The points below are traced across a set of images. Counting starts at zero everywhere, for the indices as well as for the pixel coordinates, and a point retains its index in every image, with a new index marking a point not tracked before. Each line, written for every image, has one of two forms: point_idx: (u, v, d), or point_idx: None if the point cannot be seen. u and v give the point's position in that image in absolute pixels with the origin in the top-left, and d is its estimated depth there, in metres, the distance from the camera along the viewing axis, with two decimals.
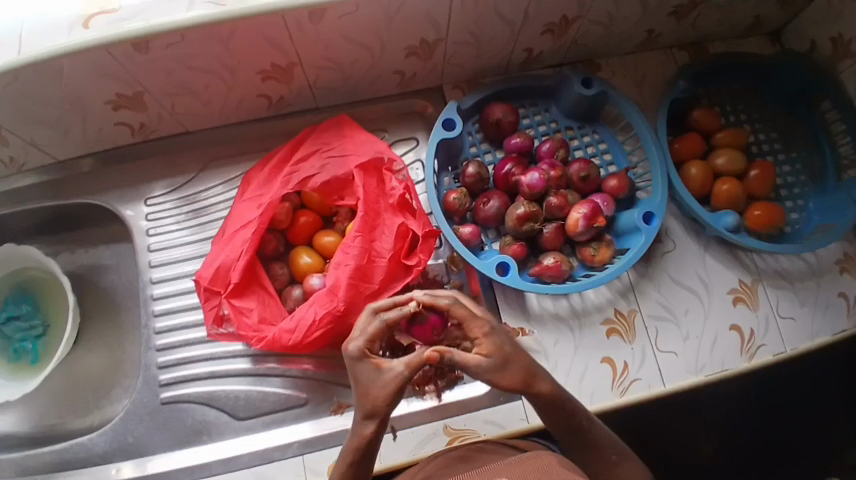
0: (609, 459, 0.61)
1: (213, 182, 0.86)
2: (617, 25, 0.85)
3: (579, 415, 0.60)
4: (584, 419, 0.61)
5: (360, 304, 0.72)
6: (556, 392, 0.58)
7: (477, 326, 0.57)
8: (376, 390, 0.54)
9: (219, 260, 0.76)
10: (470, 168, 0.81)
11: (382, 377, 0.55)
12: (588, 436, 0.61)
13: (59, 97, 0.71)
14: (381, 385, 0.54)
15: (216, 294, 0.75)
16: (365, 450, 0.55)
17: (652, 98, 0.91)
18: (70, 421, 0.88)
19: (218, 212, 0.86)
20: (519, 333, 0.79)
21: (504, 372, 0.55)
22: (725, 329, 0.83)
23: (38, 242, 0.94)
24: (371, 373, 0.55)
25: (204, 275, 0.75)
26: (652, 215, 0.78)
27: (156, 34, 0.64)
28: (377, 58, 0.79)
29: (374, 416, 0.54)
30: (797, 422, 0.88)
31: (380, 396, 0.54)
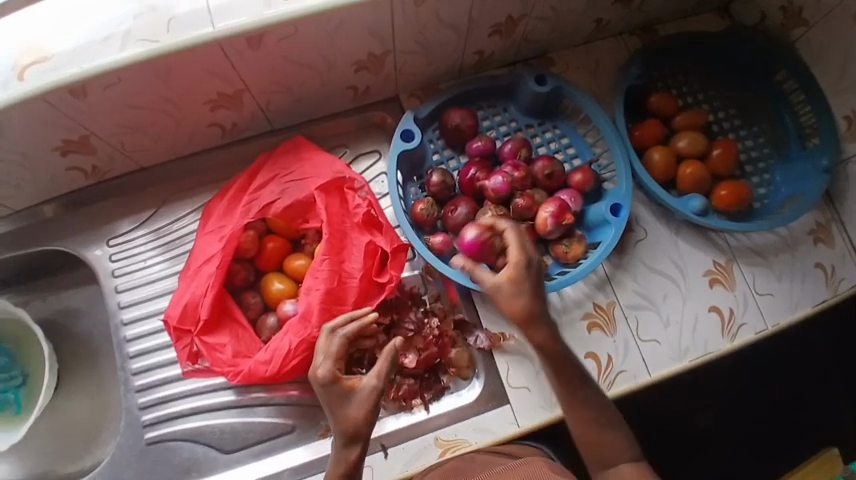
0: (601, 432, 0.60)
1: (181, 212, 0.84)
2: (565, 18, 0.84)
3: (571, 367, 0.62)
4: (576, 370, 0.62)
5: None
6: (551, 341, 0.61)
7: (513, 252, 0.62)
8: (353, 411, 0.57)
9: (186, 298, 0.74)
10: (434, 176, 0.80)
11: (357, 396, 0.58)
12: (578, 399, 0.62)
13: (2, 150, 0.70)
14: (358, 403, 0.58)
15: (187, 334, 0.75)
16: (350, 475, 0.57)
17: (608, 87, 0.90)
18: (58, 469, 0.87)
19: (189, 243, 0.84)
20: (500, 339, 0.78)
21: (508, 300, 0.61)
22: (704, 311, 0.83)
23: (4, 293, 0.92)
24: (343, 394, 0.58)
25: (173, 315, 0.74)
26: (619, 206, 0.78)
27: (93, 77, 0.63)
28: (325, 76, 0.78)
29: (354, 437, 0.57)
30: (778, 387, 0.93)
31: (357, 415, 0.57)
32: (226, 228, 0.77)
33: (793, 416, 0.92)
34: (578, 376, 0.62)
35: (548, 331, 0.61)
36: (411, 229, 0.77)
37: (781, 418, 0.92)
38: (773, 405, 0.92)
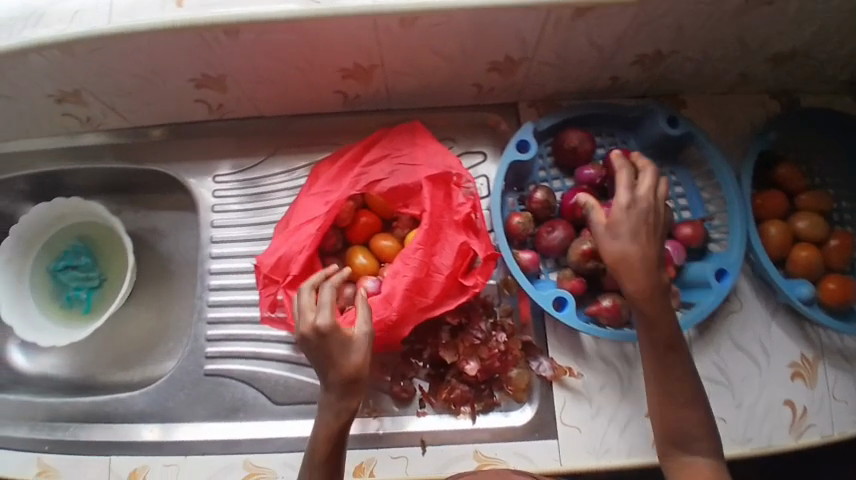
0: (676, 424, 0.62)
1: (277, 169, 0.87)
2: (711, 65, 0.80)
3: (658, 338, 0.63)
4: (673, 339, 0.63)
5: (413, 317, 0.74)
6: (647, 292, 0.62)
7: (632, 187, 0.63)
8: (352, 359, 0.60)
9: (282, 251, 0.77)
10: (539, 193, 0.80)
11: (354, 346, 0.61)
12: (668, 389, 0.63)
13: (144, 69, 0.72)
14: (354, 351, 0.61)
15: (275, 283, 0.77)
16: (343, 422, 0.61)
17: (735, 144, 0.87)
18: (111, 374, 0.91)
19: (278, 199, 0.87)
20: (565, 372, 0.78)
21: (608, 239, 0.63)
22: (778, 403, 0.80)
23: (101, 198, 0.96)
24: (340, 346, 0.60)
25: (266, 262, 0.77)
26: (725, 272, 0.78)
27: (249, 23, 0.64)
28: (458, 69, 0.78)
29: (350, 383, 0.61)
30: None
31: (355, 364, 0.60)
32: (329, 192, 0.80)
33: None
34: (674, 348, 0.63)
35: (650, 278, 0.62)
36: (504, 240, 0.78)
37: None
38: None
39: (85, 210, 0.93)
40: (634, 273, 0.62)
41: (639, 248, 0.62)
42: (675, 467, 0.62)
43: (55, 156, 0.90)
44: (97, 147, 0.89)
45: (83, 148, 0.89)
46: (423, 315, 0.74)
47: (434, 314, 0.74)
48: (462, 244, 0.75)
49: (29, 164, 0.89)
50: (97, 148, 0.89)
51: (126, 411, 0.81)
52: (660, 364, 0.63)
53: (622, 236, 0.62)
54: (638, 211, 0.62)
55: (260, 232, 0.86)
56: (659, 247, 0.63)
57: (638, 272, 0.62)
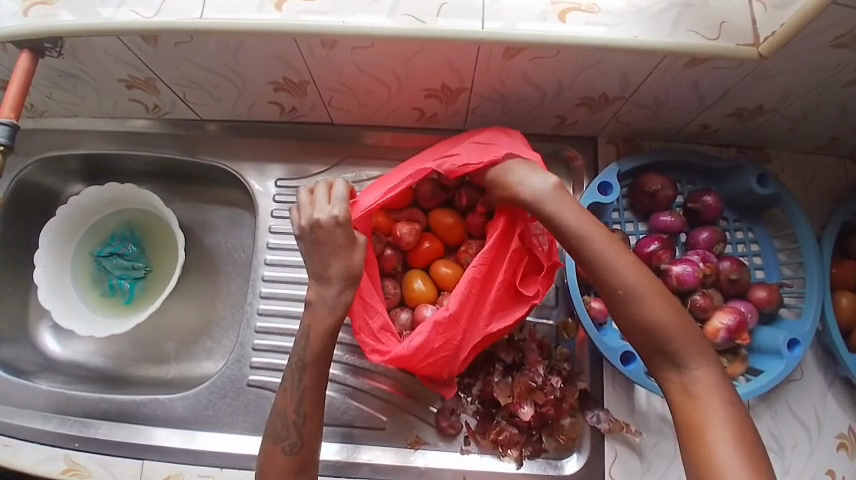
0: (655, 328, 0.57)
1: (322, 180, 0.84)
2: (810, 125, 0.76)
3: (615, 275, 0.59)
4: (621, 282, 0.59)
5: (475, 343, 0.70)
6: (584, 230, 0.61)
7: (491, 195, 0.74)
8: (356, 254, 0.65)
9: None
10: (614, 238, 0.76)
11: (361, 243, 0.66)
12: (629, 304, 0.58)
13: (228, 68, 0.70)
14: (359, 248, 0.65)
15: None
16: (337, 319, 0.64)
17: (815, 207, 0.83)
18: (146, 369, 0.88)
19: None
20: (623, 427, 0.73)
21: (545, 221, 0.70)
22: (820, 473, 0.78)
23: (152, 185, 0.93)
24: (348, 237, 0.65)
25: None
26: (797, 342, 0.72)
27: (349, 36, 0.61)
28: (546, 101, 0.74)
29: (349, 277, 0.64)
30: None
31: (349, 264, 0.64)
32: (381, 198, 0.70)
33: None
34: (634, 288, 0.58)
35: (576, 223, 0.62)
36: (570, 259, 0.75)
37: None
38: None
39: (136, 198, 0.90)
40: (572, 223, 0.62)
41: (555, 195, 0.63)
42: (674, 385, 0.57)
43: (112, 140, 0.86)
44: (158, 135, 0.86)
45: (142, 134, 0.86)
46: (486, 340, 0.70)
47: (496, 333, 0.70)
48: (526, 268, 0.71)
49: (84, 144, 0.86)
50: (157, 136, 0.86)
51: (164, 413, 0.79)
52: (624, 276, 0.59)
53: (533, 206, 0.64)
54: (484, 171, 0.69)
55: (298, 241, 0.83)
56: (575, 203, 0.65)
57: (558, 224, 0.62)
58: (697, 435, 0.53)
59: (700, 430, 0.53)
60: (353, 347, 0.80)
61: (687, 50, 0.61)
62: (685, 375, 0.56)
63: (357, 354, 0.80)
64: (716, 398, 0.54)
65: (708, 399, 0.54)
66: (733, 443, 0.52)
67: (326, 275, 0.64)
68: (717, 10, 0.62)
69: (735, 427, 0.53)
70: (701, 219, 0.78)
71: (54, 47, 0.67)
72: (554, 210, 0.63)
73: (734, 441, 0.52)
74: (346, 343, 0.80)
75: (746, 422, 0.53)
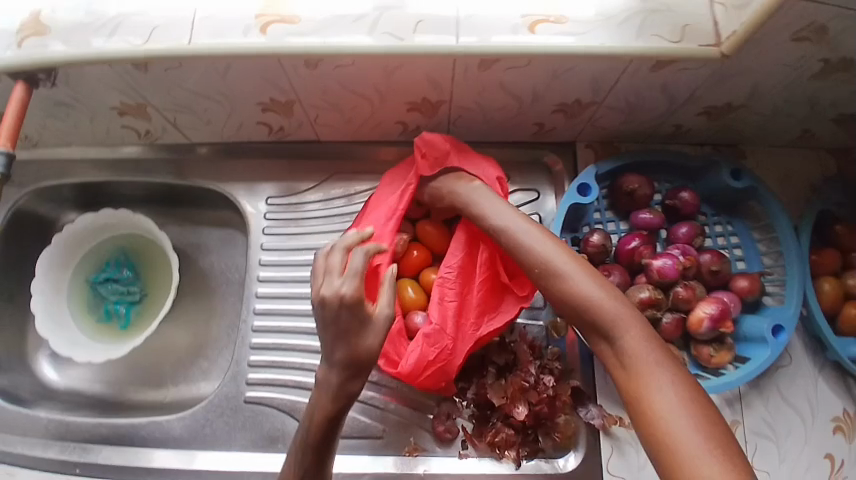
0: (580, 305, 0.63)
1: (315, 196, 0.86)
2: (777, 119, 0.80)
3: (534, 262, 0.67)
4: (539, 267, 0.67)
5: (466, 341, 0.72)
6: (503, 225, 0.70)
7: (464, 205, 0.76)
8: (366, 340, 0.62)
9: None
10: (596, 236, 0.78)
11: (372, 326, 0.63)
12: (553, 285, 0.65)
13: (217, 90, 0.73)
14: (371, 333, 0.62)
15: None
16: (342, 404, 0.62)
17: (790, 198, 0.86)
18: (145, 392, 0.89)
19: (313, 226, 0.85)
20: (614, 422, 0.75)
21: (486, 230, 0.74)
22: (819, 457, 0.79)
23: (145, 209, 0.95)
24: (359, 321, 0.62)
25: None
26: (780, 328, 0.74)
27: (331, 54, 0.64)
28: (524, 109, 0.78)
29: (357, 364, 0.62)
30: None
31: (362, 345, 0.62)
32: (377, 206, 0.79)
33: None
34: (557, 270, 0.65)
35: (500, 218, 0.71)
36: None
37: None
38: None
39: (130, 223, 0.92)
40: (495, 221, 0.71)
41: (481, 195, 0.74)
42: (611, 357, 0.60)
43: (105, 167, 0.88)
44: (150, 161, 0.88)
45: (135, 160, 0.89)
46: (476, 335, 0.72)
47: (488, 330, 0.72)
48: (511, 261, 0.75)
49: (76, 173, 0.88)
50: (149, 162, 0.88)
51: (164, 435, 0.79)
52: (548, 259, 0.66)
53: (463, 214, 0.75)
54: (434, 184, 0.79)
55: (293, 256, 0.85)
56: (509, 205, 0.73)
57: (483, 215, 0.72)
58: (640, 402, 0.54)
59: (639, 391, 0.55)
60: None
61: (652, 53, 0.64)
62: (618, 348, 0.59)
63: None
64: (649, 362, 0.56)
65: (639, 364, 0.56)
66: (676, 404, 0.52)
67: (334, 360, 0.62)
68: (678, 15, 0.66)
69: (677, 389, 0.53)
70: (680, 215, 0.81)
71: (48, 77, 0.70)
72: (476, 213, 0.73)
73: (675, 402, 0.52)
74: None
75: (690, 383, 0.54)
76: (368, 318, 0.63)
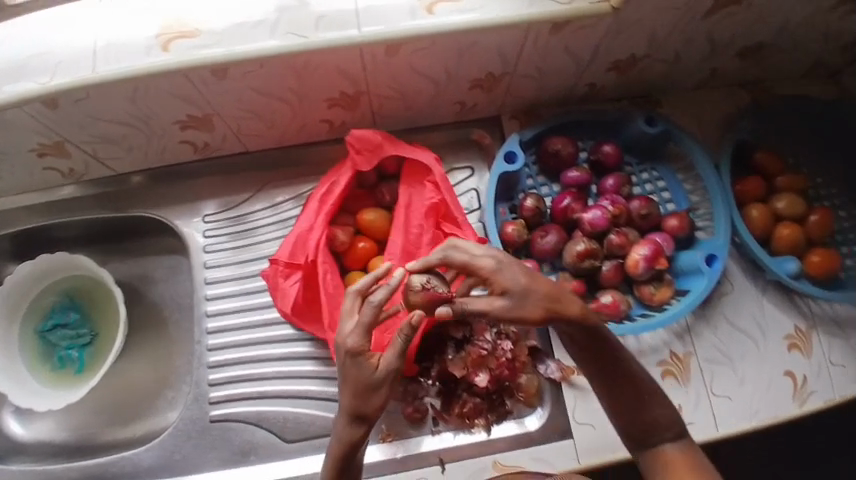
0: (645, 402, 0.61)
1: (261, 204, 0.86)
2: (682, 64, 0.83)
3: (612, 349, 0.61)
4: (620, 355, 0.61)
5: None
6: (585, 314, 0.59)
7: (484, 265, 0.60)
8: (370, 396, 0.57)
9: (293, 293, 0.77)
10: (529, 201, 0.82)
11: (376, 378, 0.57)
12: (624, 375, 0.61)
13: (132, 115, 0.73)
14: (375, 389, 0.57)
15: (295, 271, 0.77)
16: (348, 454, 0.58)
17: (711, 136, 0.89)
18: (109, 432, 0.87)
19: (265, 235, 0.86)
20: (571, 372, 0.80)
21: (523, 307, 0.58)
22: (779, 375, 0.82)
23: (85, 249, 0.94)
24: (365, 376, 0.56)
25: (282, 307, 0.76)
26: (714, 257, 0.78)
27: (236, 61, 0.64)
28: (442, 89, 0.79)
29: (360, 417, 0.57)
30: None
31: (364, 402, 0.57)
32: (310, 199, 0.79)
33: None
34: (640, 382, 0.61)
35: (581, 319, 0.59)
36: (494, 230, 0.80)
37: None
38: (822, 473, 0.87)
39: (69, 266, 0.91)
40: (565, 306, 0.59)
41: (557, 292, 0.59)
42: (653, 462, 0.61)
43: (36, 212, 0.87)
44: (81, 198, 0.87)
45: (66, 200, 0.87)
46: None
47: None
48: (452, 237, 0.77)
49: (6, 223, 0.87)
50: (81, 199, 0.87)
51: (135, 468, 0.79)
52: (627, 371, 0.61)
53: (512, 306, 0.58)
54: (493, 263, 0.60)
55: (246, 269, 0.85)
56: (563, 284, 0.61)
57: (557, 309, 0.58)
58: None
59: None
60: (311, 359, 0.82)
61: (546, 16, 0.67)
62: (666, 452, 0.61)
63: (315, 363, 0.81)
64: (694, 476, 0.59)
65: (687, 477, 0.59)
66: None
67: (343, 410, 0.58)
68: None
69: None
70: (606, 168, 0.85)
71: None
72: (548, 302, 0.58)
73: None
74: (305, 357, 0.81)
75: None
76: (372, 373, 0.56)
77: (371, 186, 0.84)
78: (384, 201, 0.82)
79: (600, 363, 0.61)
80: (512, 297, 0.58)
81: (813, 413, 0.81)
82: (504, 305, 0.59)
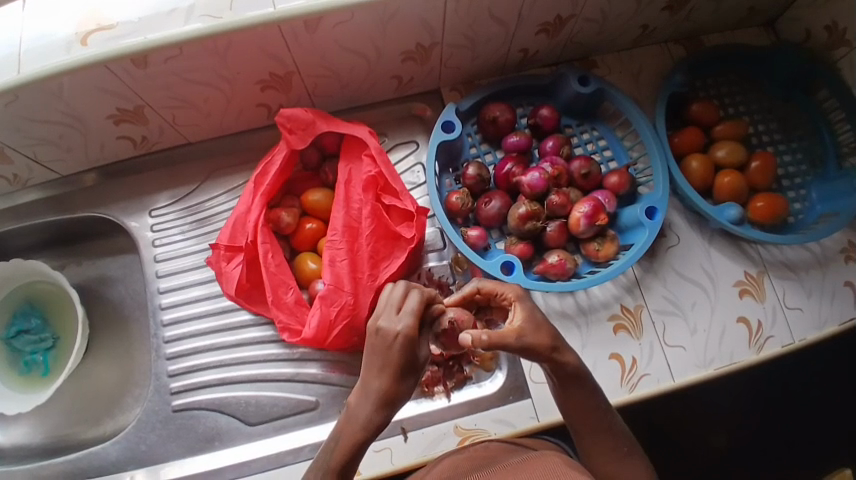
0: (619, 450, 0.60)
1: (216, 191, 0.88)
2: (611, 22, 0.83)
3: (597, 397, 0.61)
4: (602, 402, 0.61)
5: (367, 293, 0.76)
6: (579, 364, 0.59)
7: (511, 290, 0.60)
8: (402, 383, 0.52)
9: (236, 276, 0.79)
10: (471, 169, 0.82)
11: (415, 366, 0.52)
12: (603, 422, 0.61)
13: (64, 115, 0.74)
14: (410, 376, 0.52)
15: (237, 253, 0.80)
16: (362, 443, 0.52)
17: (648, 92, 0.90)
18: (82, 431, 0.87)
19: (222, 221, 0.88)
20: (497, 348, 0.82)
21: (538, 333, 0.56)
22: (732, 321, 0.82)
23: (41, 256, 0.94)
24: (405, 361, 0.51)
25: (229, 290, 0.79)
26: (654, 210, 0.79)
27: (155, 48, 0.66)
28: (373, 65, 0.80)
29: (388, 405, 0.52)
30: (809, 422, 0.88)
31: (395, 390, 0.51)
32: (249, 182, 0.81)
33: (809, 425, 0.88)
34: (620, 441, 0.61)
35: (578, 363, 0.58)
36: (435, 191, 0.79)
37: (799, 428, 0.88)
38: (788, 413, 0.88)
39: (25, 273, 0.91)
40: (564, 351, 0.58)
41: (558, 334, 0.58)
42: None
43: None
44: (28, 203, 0.87)
45: (12, 207, 0.87)
46: (375, 285, 0.76)
47: (382, 281, 0.77)
48: (392, 209, 0.80)
49: None
50: (28, 205, 0.87)
51: (101, 463, 0.79)
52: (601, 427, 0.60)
53: (531, 329, 0.56)
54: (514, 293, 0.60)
55: (205, 258, 0.87)
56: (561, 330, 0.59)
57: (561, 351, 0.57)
58: None
59: None
60: (270, 343, 0.83)
61: None
62: None
63: (275, 346, 0.82)
64: None
65: None
66: None
67: (371, 398, 0.52)
68: None
69: None
70: (544, 131, 0.86)
71: None
72: (557, 339, 0.58)
73: None
74: (264, 341, 0.83)
75: None
76: (413, 358, 0.52)
77: (315, 167, 0.85)
78: (328, 181, 0.84)
79: (580, 410, 0.60)
80: (532, 322, 0.57)
81: (770, 359, 0.81)
82: (527, 331, 0.56)
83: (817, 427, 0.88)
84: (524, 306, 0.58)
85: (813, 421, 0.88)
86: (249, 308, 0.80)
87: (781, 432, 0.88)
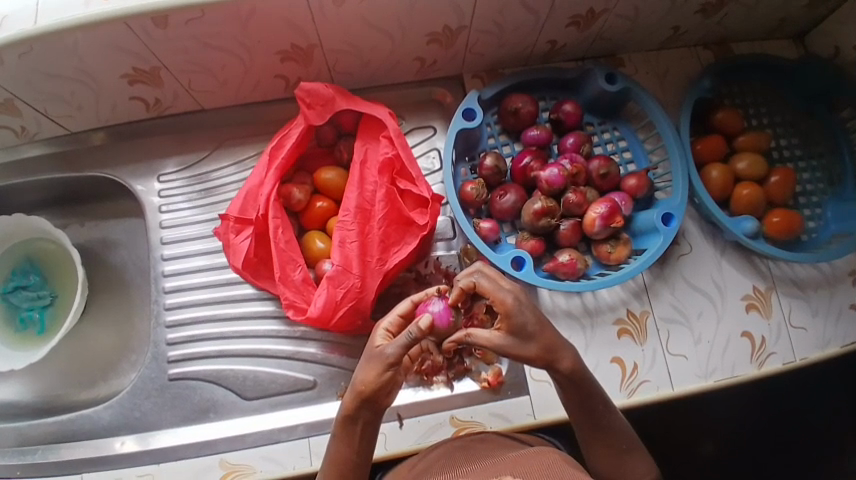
0: (618, 448, 0.62)
1: (226, 162, 0.87)
2: (643, 20, 0.81)
3: (597, 398, 0.62)
4: (601, 405, 0.62)
5: (374, 277, 0.75)
6: (577, 366, 0.59)
7: (501, 300, 0.57)
8: (363, 369, 0.56)
9: (243, 249, 0.78)
10: (488, 160, 0.81)
11: (371, 356, 0.56)
12: (603, 422, 0.62)
13: (76, 71, 0.72)
14: (371, 364, 0.56)
15: (247, 226, 0.78)
16: (347, 424, 0.58)
17: (674, 96, 0.89)
18: (76, 393, 0.86)
19: (229, 192, 0.87)
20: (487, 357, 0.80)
21: (524, 346, 0.57)
22: (736, 335, 0.82)
23: (44, 214, 0.92)
24: (370, 350, 0.57)
25: (235, 262, 0.79)
26: (671, 216, 0.78)
27: (176, 8, 0.64)
28: (397, 45, 0.78)
29: (357, 389, 0.56)
30: (802, 442, 0.88)
31: (358, 374, 0.56)
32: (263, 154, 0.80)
33: (803, 444, 0.88)
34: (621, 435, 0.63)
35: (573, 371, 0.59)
36: (450, 179, 0.78)
37: (792, 446, 0.88)
38: (780, 429, 0.88)
39: (26, 228, 0.89)
40: (560, 357, 0.58)
41: (551, 343, 0.58)
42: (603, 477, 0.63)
43: None
44: (32, 158, 0.85)
45: (18, 161, 0.85)
46: (383, 270, 0.75)
47: (391, 266, 0.76)
48: (407, 193, 0.78)
49: None
50: (32, 160, 0.85)
51: (93, 427, 0.79)
52: (603, 436, 0.62)
53: (517, 339, 0.57)
54: (515, 306, 0.57)
55: (211, 228, 0.86)
56: (558, 335, 0.60)
57: (556, 353, 0.58)
58: None
59: None
60: (270, 320, 0.82)
61: None
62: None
63: (276, 323, 0.81)
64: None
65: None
66: None
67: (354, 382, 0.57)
68: None
69: None
70: (566, 127, 0.85)
71: None
72: (552, 342, 0.58)
73: None
74: (266, 316, 0.82)
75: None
76: (372, 352, 0.57)
77: (330, 145, 0.84)
78: (342, 159, 0.83)
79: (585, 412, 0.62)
80: (518, 336, 0.57)
81: (770, 375, 0.81)
82: (504, 342, 0.57)
83: (813, 448, 0.88)
84: (512, 321, 0.57)
85: (808, 441, 0.88)
86: (254, 283, 0.79)
87: (772, 448, 0.88)
